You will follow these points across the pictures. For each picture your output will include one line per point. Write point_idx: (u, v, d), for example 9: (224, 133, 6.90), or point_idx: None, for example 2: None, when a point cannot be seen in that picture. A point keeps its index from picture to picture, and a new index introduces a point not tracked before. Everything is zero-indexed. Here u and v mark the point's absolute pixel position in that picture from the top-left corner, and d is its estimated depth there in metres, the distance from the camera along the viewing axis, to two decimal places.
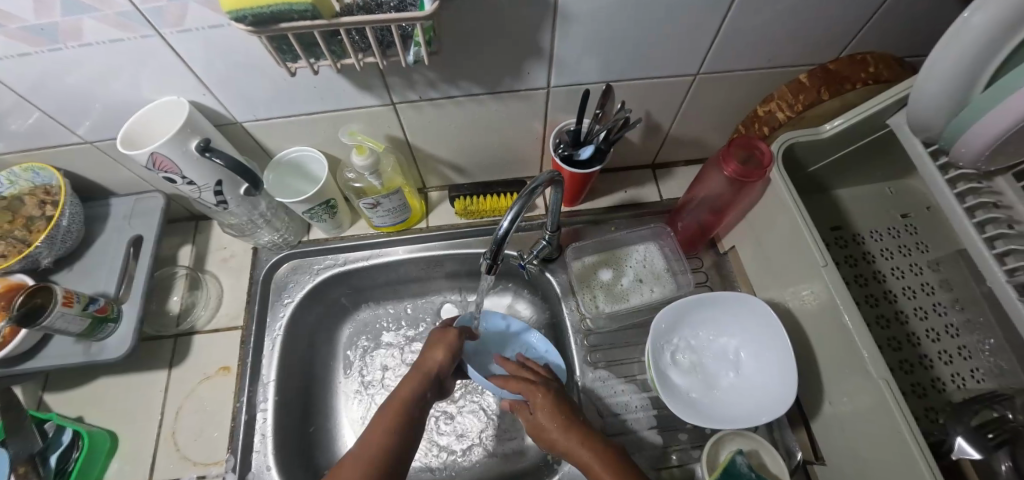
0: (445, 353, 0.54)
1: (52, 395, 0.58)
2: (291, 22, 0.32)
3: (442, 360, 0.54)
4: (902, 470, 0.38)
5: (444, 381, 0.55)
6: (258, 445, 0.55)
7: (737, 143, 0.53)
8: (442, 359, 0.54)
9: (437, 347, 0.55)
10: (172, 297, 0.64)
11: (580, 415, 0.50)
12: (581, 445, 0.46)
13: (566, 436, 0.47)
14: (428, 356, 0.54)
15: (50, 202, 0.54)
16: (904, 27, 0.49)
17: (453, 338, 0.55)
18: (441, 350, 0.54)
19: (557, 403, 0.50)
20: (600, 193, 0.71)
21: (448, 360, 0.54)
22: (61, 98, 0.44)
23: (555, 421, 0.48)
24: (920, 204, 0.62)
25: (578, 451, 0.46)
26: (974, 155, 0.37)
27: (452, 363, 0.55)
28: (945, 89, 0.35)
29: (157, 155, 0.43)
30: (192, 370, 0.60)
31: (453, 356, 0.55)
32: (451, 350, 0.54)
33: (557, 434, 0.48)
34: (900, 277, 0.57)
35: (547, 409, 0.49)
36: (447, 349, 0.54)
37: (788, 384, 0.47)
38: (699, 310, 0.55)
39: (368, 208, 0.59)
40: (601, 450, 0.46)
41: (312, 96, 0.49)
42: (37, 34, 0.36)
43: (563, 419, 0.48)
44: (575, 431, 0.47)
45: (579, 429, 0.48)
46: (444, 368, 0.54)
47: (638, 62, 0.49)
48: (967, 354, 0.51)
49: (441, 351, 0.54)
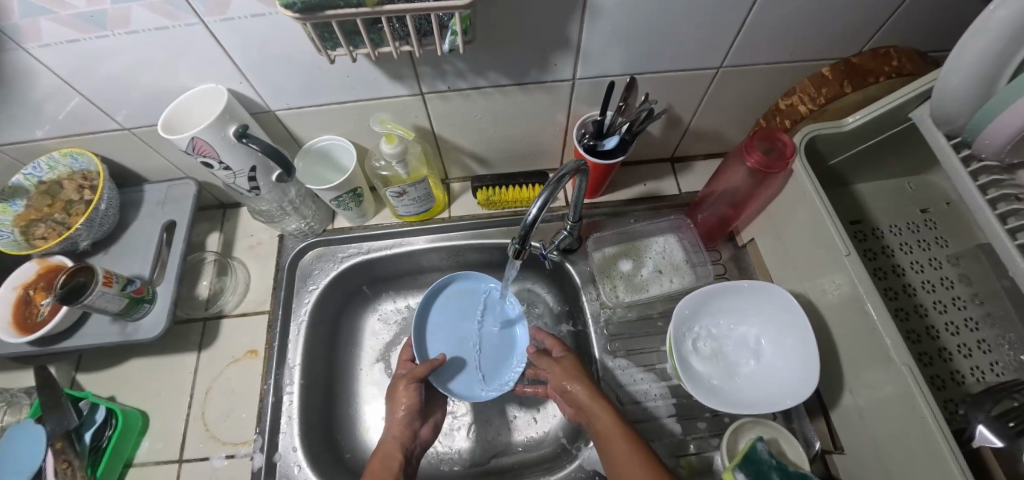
0: (407, 408, 0.53)
1: (86, 375, 0.60)
2: (337, 9, 0.33)
3: (405, 416, 0.52)
4: (924, 458, 0.39)
5: (418, 436, 0.53)
6: (284, 426, 0.56)
7: (758, 135, 0.53)
8: (405, 415, 0.52)
9: (398, 403, 0.53)
10: (201, 282, 0.66)
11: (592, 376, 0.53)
12: (598, 404, 0.48)
13: (584, 392, 0.49)
14: (394, 413, 0.52)
15: (89, 186, 0.56)
16: (929, 21, 0.49)
17: (409, 389, 0.53)
18: (401, 406, 0.53)
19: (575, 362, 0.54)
20: (618, 186, 0.72)
21: (411, 414, 0.53)
22: (106, 87, 0.46)
23: (573, 373, 0.52)
24: (940, 199, 0.62)
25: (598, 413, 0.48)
26: (998, 147, 0.37)
27: (415, 415, 0.53)
28: (969, 82, 0.36)
29: (196, 140, 0.44)
30: (220, 353, 0.61)
31: (414, 409, 0.53)
32: (412, 405, 0.53)
33: (576, 386, 0.50)
34: (919, 271, 0.57)
35: (569, 364, 0.53)
36: (409, 402, 0.53)
37: (809, 370, 0.48)
38: (720, 299, 0.56)
39: (393, 197, 0.60)
40: (615, 414, 0.47)
41: (345, 85, 0.50)
42: (88, 21, 0.37)
43: (581, 374, 0.52)
44: (591, 386, 0.50)
45: (594, 388, 0.50)
46: (409, 422, 0.52)
47: (662, 54, 0.50)
48: (986, 348, 0.51)
49: (402, 406, 0.52)
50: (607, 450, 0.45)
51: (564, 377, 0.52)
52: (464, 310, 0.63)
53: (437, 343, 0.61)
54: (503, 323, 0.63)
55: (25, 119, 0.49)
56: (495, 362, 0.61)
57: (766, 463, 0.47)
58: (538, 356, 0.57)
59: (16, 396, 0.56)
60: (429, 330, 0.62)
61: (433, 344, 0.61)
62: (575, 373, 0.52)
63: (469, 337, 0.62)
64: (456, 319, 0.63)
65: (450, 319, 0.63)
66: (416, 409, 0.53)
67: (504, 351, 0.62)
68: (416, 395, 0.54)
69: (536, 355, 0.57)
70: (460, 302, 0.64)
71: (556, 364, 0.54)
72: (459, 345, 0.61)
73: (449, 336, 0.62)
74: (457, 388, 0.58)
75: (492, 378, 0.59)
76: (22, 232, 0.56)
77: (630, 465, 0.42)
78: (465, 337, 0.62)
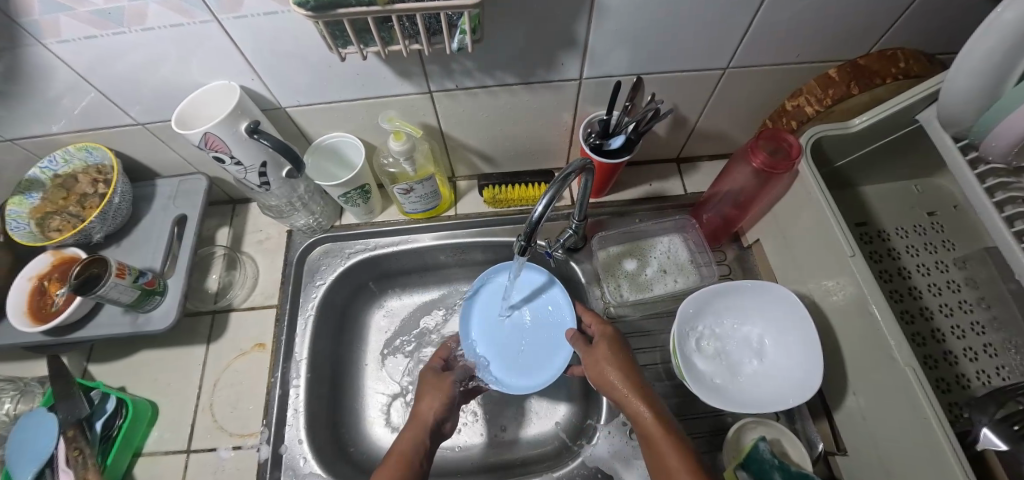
0: (441, 400, 0.51)
1: (96, 365, 0.61)
2: (348, 8, 0.33)
3: (438, 408, 0.51)
4: (927, 460, 0.39)
5: (443, 428, 0.51)
6: (291, 419, 0.57)
7: (763, 135, 0.54)
8: (436, 406, 0.51)
9: (432, 394, 0.52)
10: (211, 276, 0.67)
11: (637, 368, 0.50)
12: (638, 399, 0.46)
13: (622, 384, 0.47)
14: (423, 404, 0.51)
15: (103, 180, 0.57)
16: (935, 24, 0.49)
17: (447, 383, 0.54)
18: (435, 398, 0.52)
19: (618, 349, 0.51)
20: (624, 185, 0.73)
21: (444, 406, 0.52)
22: (119, 83, 0.47)
23: (614, 363, 0.49)
24: (947, 202, 0.62)
25: (636, 408, 0.46)
26: (1004, 150, 0.36)
27: (448, 410, 0.52)
28: (975, 85, 0.36)
29: (209, 135, 0.45)
30: (229, 345, 0.62)
31: (449, 403, 0.52)
32: (447, 398, 0.52)
33: (617, 379, 0.48)
34: (926, 274, 0.57)
35: (610, 352, 0.51)
36: (442, 396, 0.52)
37: (813, 370, 0.49)
38: (722, 299, 0.57)
39: (400, 194, 0.61)
40: (659, 413, 0.45)
41: (354, 83, 0.51)
42: (106, 18, 0.38)
43: (623, 366, 0.49)
44: (632, 380, 0.48)
45: (638, 383, 0.47)
46: (441, 414, 0.51)
47: (667, 55, 0.50)
48: (992, 352, 0.51)
49: (436, 399, 0.51)
50: (652, 451, 0.44)
51: (604, 367, 0.49)
52: (494, 304, 0.64)
53: (477, 341, 0.62)
54: (534, 309, 0.64)
55: (41, 114, 0.50)
56: (550, 340, 0.61)
57: (768, 463, 0.48)
58: (576, 341, 0.55)
59: (29, 385, 0.57)
60: (473, 329, 0.63)
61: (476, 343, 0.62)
62: (619, 363, 0.50)
63: (506, 333, 0.63)
64: (487, 314, 0.64)
65: (491, 315, 0.64)
66: (450, 403, 0.52)
67: (555, 325, 0.62)
68: (453, 388, 0.54)
69: (573, 337, 0.56)
70: (490, 294, 0.65)
71: (594, 354, 0.51)
72: (499, 342, 0.62)
73: (497, 334, 0.63)
74: (514, 384, 0.59)
75: (553, 355, 0.60)
76: (37, 224, 0.57)
77: (679, 472, 0.40)
78: (512, 329, 0.63)
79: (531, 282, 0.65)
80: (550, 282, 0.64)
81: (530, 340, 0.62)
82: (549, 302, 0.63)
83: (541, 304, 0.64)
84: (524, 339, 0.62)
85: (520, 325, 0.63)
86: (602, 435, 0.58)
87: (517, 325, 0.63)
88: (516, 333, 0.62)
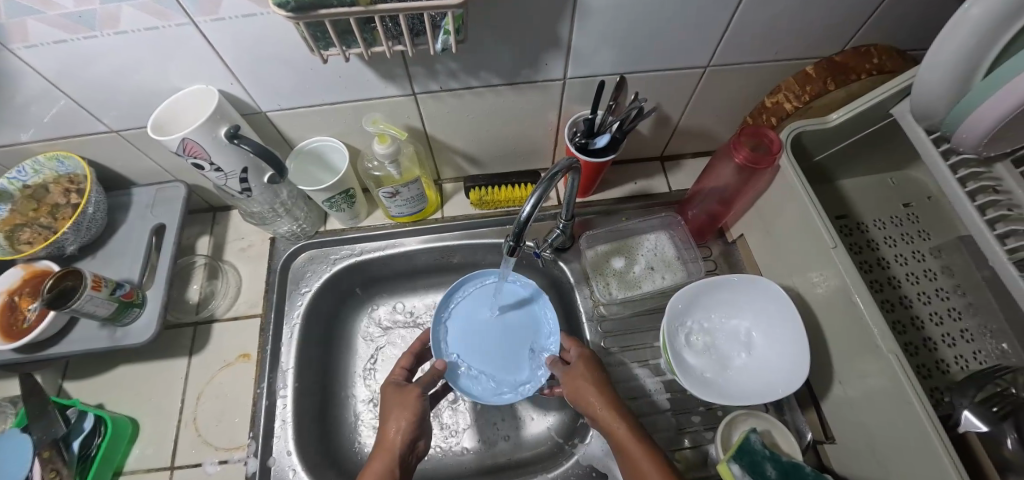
0: (409, 419, 0.48)
1: (72, 382, 0.58)
2: (329, 9, 0.33)
3: (407, 429, 0.47)
4: (914, 446, 0.40)
5: (415, 449, 0.48)
6: (278, 430, 0.56)
7: (745, 131, 0.55)
8: (405, 426, 0.47)
9: (398, 413, 0.48)
10: (192, 286, 0.65)
11: (611, 385, 0.50)
12: (615, 416, 0.46)
13: (599, 401, 0.47)
14: (389, 425, 0.48)
15: (75, 190, 0.56)
16: (905, 21, 0.51)
17: (413, 398, 0.50)
18: (403, 417, 0.48)
19: (594, 368, 0.51)
20: (610, 184, 0.73)
21: (413, 426, 0.48)
22: (90, 89, 0.46)
23: (591, 381, 0.49)
24: (922, 193, 0.64)
25: (612, 424, 0.46)
26: (974, 142, 0.38)
27: (418, 428, 0.48)
28: (946, 79, 0.37)
29: (187, 141, 0.43)
30: (212, 358, 0.61)
31: (418, 422, 0.48)
32: (414, 417, 0.48)
33: (594, 398, 0.48)
34: (903, 264, 0.59)
35: (586, 370, 0.51)
36: (409, 414, 0.48)
37: (800, 361, 0.50)
38: (712, 294, 0.57)
39: (386, 198, 0.60)
40: (635, 428, 0.45)
41: (337, 86, 0.50)
42: (76, 21, 0.37)
43: (599, 383, 0.49)
44: (608, 398, 0.48)
45: (614, 401, 0.48)
46: (412, 434, 0.47)
47: (651, 55, 0.51)
48: (968, 337, 0.53)
49: (403, 418, 0.47)
50: (629, 466, 0.43)
51: (581, 385, 0.49)
52: (476, 310, 0.63)
53: (455, 344, 0.60)
54: (517, 320, 0.62)
55: (10, 123, 0.48)
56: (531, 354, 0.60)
57: (760, 454, 0.48)
58: (554, 365, 0.54)
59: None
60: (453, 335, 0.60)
61: (453, 347, 0.60)
62: (595, 381, 0.50)
63: (486, 342, 0.61)
64: (470, 318, 0.62)
65: (472, 320, 0.62)
66: (420, 420, 0.49)
67: (536, 339, 0.61)
68: (419, 402, 0.50)
69: (551, 361, 0.55)
70: (473, 300, 0.63)
71: (571, 373, 0.51)
72: (478, 350, 0.60)
73: (474, 340, 0.60)
74: (488, 396, 0.56)
75: (528, 374, 0.58)
76: (6, 237, 0.55)
77: None
78: (489, 337, 0.61)
79: (517, 291, 0.64)
80: (537, 292, 0.63)
81: (509, 352, 0.60)
82: (532, 316, 0.63)
83: (523, 316, 0.63)
84: (504, 349, 0.60)
85: (502, 333, 0.61)
86: (595, 434, 0.58)
87: (495, 333, 0.61)
88: (496, 341, 0.61)
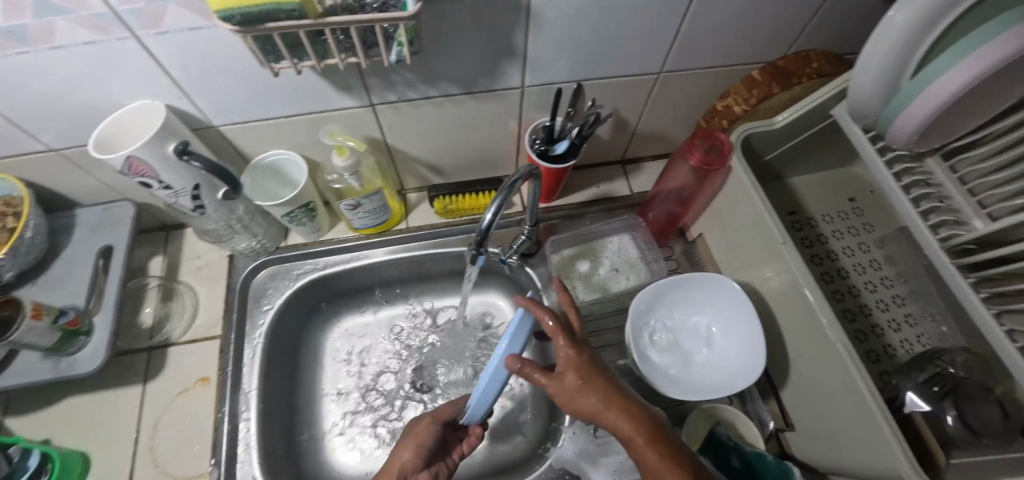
0: (413, 452, 0.47)
1: (13, 419, 0.55)
2: (278, 22, 0.32)
3: (409, 462, 0.47)
4: (864, 428, 0.42)
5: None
6: (243, 454, 0.54)
7: (698, 135, 0.57)
8: (410, 459, 0.47)
9: (409, 444, 0.48)
10: (145, 309, 0.62)
11: (617, 383, 0.42)
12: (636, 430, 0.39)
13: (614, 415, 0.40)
14: (397, 457, 0.47)
15: (11, 212, 0.52)
16: (838, 27, 0.54)
17: (424, 430, 0.48)
18: (410, 448, 0.47)
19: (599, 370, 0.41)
20: (573, 189, 0.75)
21: (419, 461, 0.47)
22: (21, 107, 0.43)
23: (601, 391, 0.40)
24: (864, 188, 0.68)
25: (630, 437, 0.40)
26: (904, 139, 0.40)
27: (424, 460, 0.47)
28: (876, 81, 0.39)
29: (132, 159, 0.42)
30: (169, 383, 0.58)
31: (426, 454, 0.47)
32: (423, 448, 0.47)
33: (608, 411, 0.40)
34: (850, 255, 0.62)
35: (593, 376, 0.41)
36: (417, 445, 0.47)
37: (756, 354, 0.52)
38: (674, 293, 0.59)
39: (348, 210, 0.60)
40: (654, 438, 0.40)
41: (291, 99, 0.49)
42: (6, 36, 0.34)
43: (608, 389, 0.41)
44: (622, 406, 0.40)
45: (626, 408, 0.40)
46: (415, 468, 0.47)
47: (605, 62, 0.52)
48: (912, 321, 0.56)
49: (409, 450, 0.47)
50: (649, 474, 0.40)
51: (588, 396, 0.40)
52: None
53: None
54: None
55: None
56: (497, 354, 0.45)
57: (727, 446, 0.52)
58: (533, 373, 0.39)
59: None
60: None
61: None
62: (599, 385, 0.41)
63: None
64: None
65: None
66: (424, 453, 0.47)
67: None
68: (431, 436, 0.48)
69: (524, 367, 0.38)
70: None
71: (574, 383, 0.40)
72: None
73: None
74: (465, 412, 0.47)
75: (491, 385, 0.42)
76: None
77: None
78: None
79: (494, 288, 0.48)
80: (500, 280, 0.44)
81: None
82: None
83: None
84: None
85: None
86: (568, 436, 0.58)
87: None
88: None
